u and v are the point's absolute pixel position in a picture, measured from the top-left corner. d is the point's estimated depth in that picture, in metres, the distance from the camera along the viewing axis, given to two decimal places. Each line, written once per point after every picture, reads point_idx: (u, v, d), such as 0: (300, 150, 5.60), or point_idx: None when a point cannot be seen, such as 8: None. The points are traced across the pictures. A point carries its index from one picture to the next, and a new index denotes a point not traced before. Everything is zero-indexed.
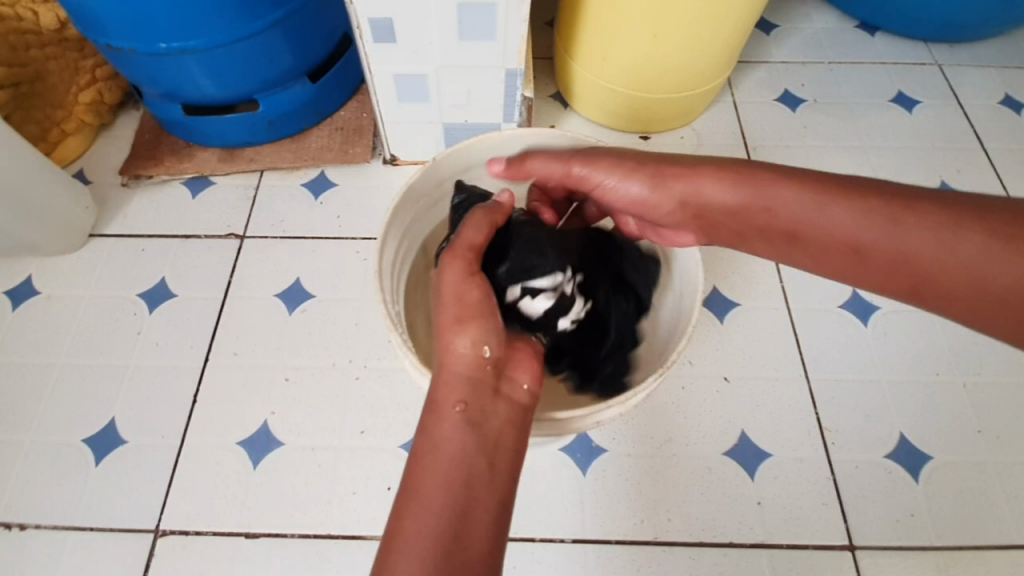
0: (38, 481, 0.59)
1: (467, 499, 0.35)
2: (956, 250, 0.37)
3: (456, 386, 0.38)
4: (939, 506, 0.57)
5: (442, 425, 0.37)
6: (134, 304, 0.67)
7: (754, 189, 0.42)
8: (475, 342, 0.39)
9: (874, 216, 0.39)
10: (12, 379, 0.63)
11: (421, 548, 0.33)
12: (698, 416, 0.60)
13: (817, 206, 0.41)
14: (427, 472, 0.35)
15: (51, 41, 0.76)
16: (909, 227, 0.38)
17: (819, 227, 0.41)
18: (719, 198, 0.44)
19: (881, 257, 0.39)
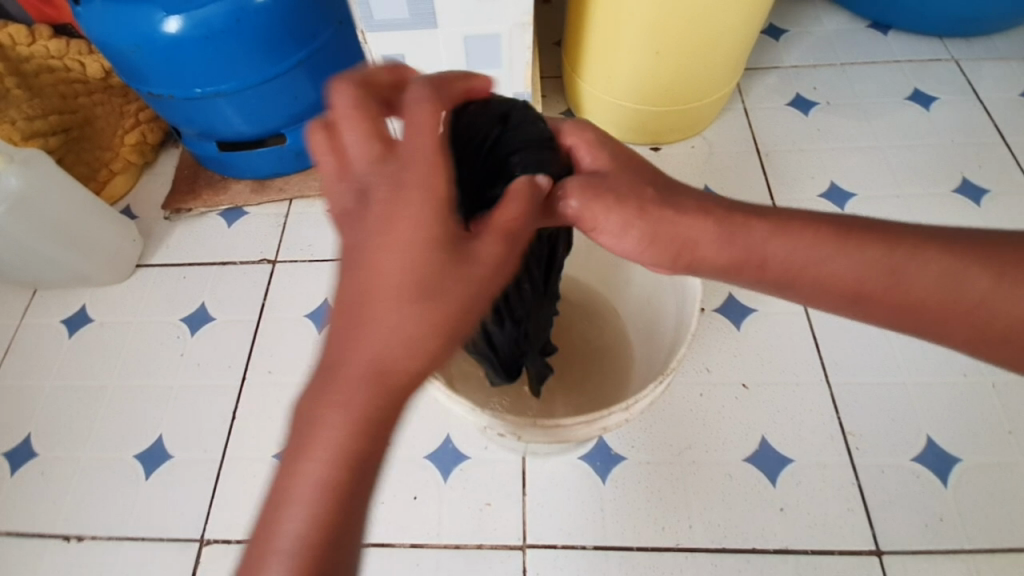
0: (96, 494, 0.64)
1: (349, 519, 0.28)
2: (863, 270, 0.35)
3: (370, 361, 0.28)
4: (970, 511, 0.56)
5: (333, 410, 0.28)
6: (178, 327, 0.72)
7: (729, 234, 0.36)
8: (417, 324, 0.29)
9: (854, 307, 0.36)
10: (71, 401, 0.69)
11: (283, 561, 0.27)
12: (717, 421, 0.60)
13: (811, 251, 0.36)
14: (306, 464, 0.28)
15: (97, 88, 0.84)
16: (849, 258, 0.35)
17: (818, 272, 0.36)
18: (708, 248, 0.36)
19: (877, 287, 0.35)
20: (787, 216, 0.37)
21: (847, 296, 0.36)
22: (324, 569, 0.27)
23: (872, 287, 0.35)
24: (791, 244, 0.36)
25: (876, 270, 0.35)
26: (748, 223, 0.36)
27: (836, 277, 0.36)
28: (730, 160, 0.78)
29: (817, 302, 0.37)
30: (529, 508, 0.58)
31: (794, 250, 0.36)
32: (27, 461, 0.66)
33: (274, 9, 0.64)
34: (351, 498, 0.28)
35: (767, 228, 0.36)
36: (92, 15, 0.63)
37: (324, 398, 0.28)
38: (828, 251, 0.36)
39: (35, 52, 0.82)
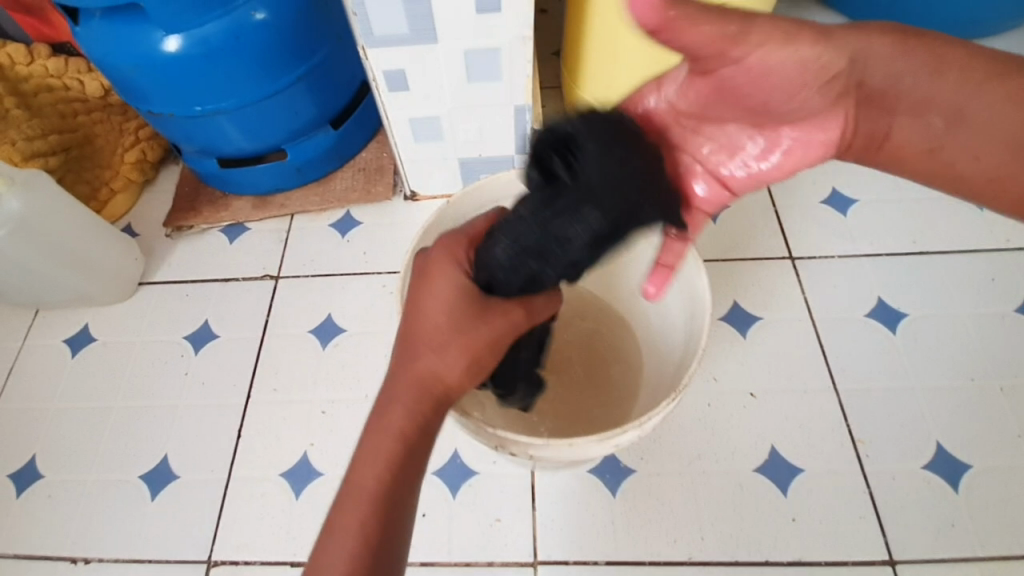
0: (102, 517, 0.63)
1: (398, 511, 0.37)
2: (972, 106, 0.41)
3: (422, 386, 0.39)
4: (984, 517, 0.56)
5: (391, 417, 0.38)
6: (181, 346, 0.72)
7: (929, 57, 0.41)
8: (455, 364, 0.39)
9: (928, 85, 0.42)
10: (75, 422, 0.69)
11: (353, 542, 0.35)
12: (725, 431, 0.60)
13: (926, 100, 0.42)
14: (367, 463, 0.37)
15: (97, 106, 0.84)
16: (950, 84, 0.41)
17: (913, 89, 0.42)
18: (813, 103, 0.44)
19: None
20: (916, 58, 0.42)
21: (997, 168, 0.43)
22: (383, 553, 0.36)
23: (1002, 158, 0.42)
24: (993, 84, 0.41)
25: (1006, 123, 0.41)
26: (861, 86, 0.43)
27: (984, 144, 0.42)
28: None
29: (911, 118, 0.44)
30: (539, 524, 0.57)
31: (932, 92, 0.42)
32: (32, 484, 0.66)
33: (273, 26, 0.64)
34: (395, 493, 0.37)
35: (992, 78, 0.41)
36: (91, 36, 0.63)
37: (392, 418, 0.38)
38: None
39: (34, 71, 0.82)
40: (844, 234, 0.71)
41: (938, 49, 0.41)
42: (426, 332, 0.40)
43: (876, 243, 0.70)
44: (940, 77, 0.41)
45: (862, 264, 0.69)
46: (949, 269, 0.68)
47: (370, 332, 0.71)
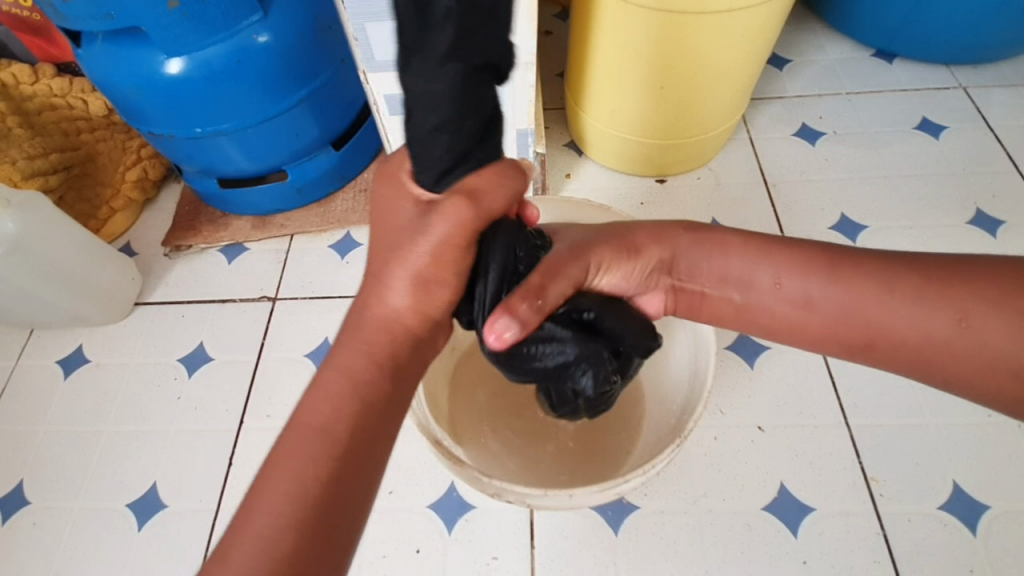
0: (86, 548, 0.61)
1: (360, 452, 0.35)
2: (879, 308, 0.41)
3: (377, 327, 0.38)
4: (1004, 562, 0.53)
5: (343, 357, 0.37)
6: (175, 368, 0.71)
7: (824, 282, 0.43)
8: (408, 296, 0.38)
9: (778, 265, 0.45)
10: (64, 447, 0.67)
11: (295, 496, 0.33)
12: (733, 468, 0.58)
13: (783, 272, 0.45)
14: (317, 404, 0.36)
15: (100, 124, 0.84)
16: (860, 295, 0.42)
17: (873, 320, 0.41)
18: (785, 299, 0.45)
19: (858, 329, 0.42)
20: (777, 262, 0.45)
21: (923, 349, 0.40)
22: (325, 509, 0.34)
23: (990, 338, 0.38)
24: (830, 274, 0.43)
25: (819, 292, 0.43)
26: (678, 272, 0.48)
27: (945, 337, 0.39)
28: (738, 193, 0.78)
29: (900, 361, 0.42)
30: (537, 563, 0.55)
31: (813, 298, 0.44)
32: (17, 511, 0.64)
33: (275, 49, 0.64)
34: (316, 544, 0.33)
35: (827, 286, 0.43)
36: (93, 57, 0.63)
37: (345, 357, 0.37)
38: (931, 306, 0.40)
39: (38, 91, 0.82)
40: None
41: (777, 272, 0.45)
42: (373, 270, 0.40)
43: None
44: (778, 253, 0.45)
45: None
46: None
47: None
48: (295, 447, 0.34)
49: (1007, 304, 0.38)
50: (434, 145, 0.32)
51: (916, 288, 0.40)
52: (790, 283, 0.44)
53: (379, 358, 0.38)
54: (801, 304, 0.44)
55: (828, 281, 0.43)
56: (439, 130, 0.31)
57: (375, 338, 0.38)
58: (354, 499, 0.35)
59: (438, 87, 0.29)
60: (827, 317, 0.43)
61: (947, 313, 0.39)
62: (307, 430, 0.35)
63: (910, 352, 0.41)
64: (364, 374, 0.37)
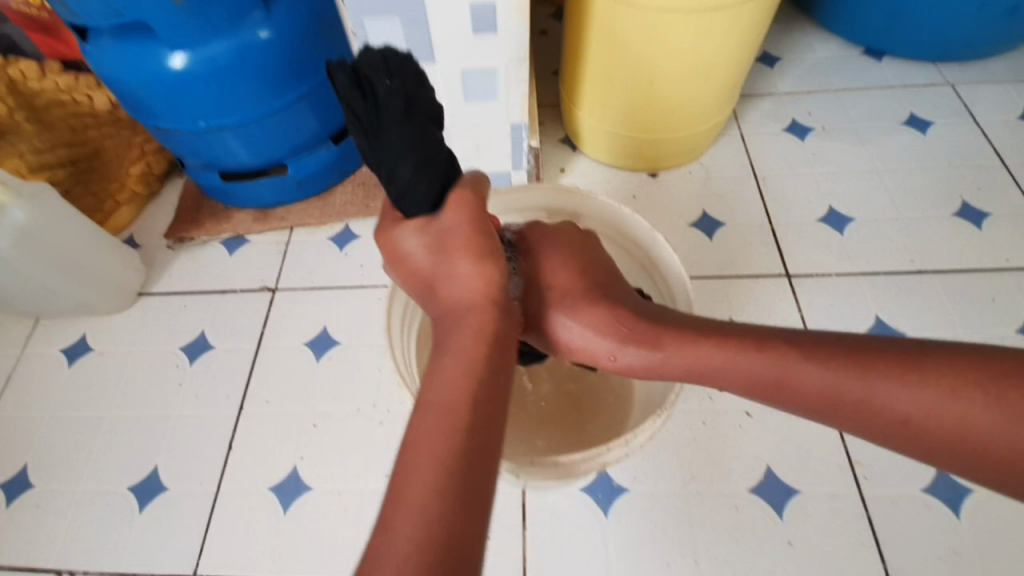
0: (88, 530, 0.63)
1: (490, 424, 0.32)
2: (820, 378, 0.37)
3: (478, 308, 0.37)
4: (985, 543, 0.54)
5: (453, 341, 0.36)
6: (176, 357, 0.72)
7: (766, 357, 0.39)
8: (481, 277, 0.38)
9: (744, 352, 0.40)
10: (68, 432, 0.68)
11: (432, 478, 0.29)
12: (721, 451, 0.59)
13: (735, 359, 0.40)
14: (437, 384, 0.33)
15: (106, 120, 0.86)
16: (813, 366, 0.38)
17: (821, 391, 0.37)
18: (746, 369, 0.40)
19: (847, 409, 0.37)
20: (720, 337, 0.41)
21: (908, 436, 0.35)
22: (465, 488, 0.30)
23: (950, 411, 0.34)
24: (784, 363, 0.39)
25: (777, 378, 0.39)
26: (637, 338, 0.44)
27: (900, 410, 0.35)
28: (729, 186, 0.79)
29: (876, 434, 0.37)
30: (529, 543, 0.56)
31: (757, 373, 0.40)
32: (22, 494, 0.65)
33: (276, 46, 0.66)
34: (469, 513, 0.29)
35: (763, 356, 0.40)
36: (100, 53, 0.65)
37: (459, 338, 0.36)
38: (876, 381, 0.36)
39: (45, 86, 0.83)
40: (840, 253, 0.73)
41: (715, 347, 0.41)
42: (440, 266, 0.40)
43: (873, 262, 0.72)
44: (740, 341, 0.41)
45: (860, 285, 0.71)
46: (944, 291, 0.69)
47: (364, 345, 0.71)
48: (424, 429, 0.31)
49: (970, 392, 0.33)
50: (415, 188, 0.39)
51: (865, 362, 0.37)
52: (757, 367, 0.40)
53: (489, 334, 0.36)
54: (753, 374, 0.40)
55: (765, 353, 0.40)
56: (412, 172, 0.38)
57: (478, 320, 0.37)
58: (491, 477, 0.31)
59: (406, 139, 0.36)
60: (777, 390, 0.39)
61: (920, 405, 0.34)
62: (433, 411, 0.32)
63: (904, 433, 0.36)
64: (479, 350, 0.35)
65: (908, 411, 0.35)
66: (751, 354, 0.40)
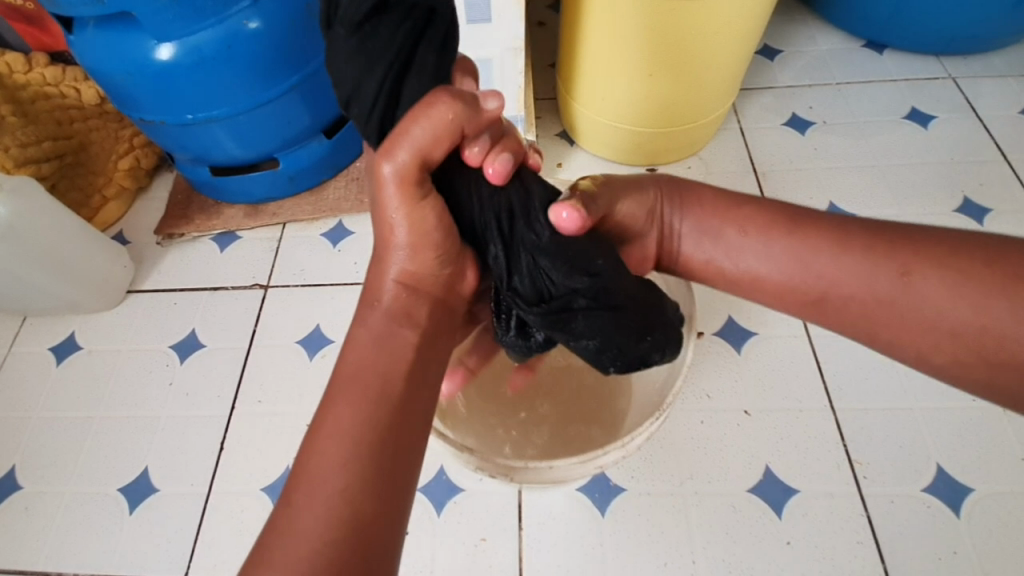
0: (77, 531, 0.62)
1: (395, 406, 0.40)
2: (826, 267, 0.45)
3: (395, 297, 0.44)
4: (985, 543, 0.54)
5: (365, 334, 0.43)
6: (167, 355, 0.71)
7: (777, 245, 0.47)
8: (411, 258, 0.44)
9: (760, 223, 0.48)
10: (57, 432, 0.67)
11: (341, 450, 0.37)
12: (719, 451, 0.58)
13: (804, 255, 0.46)
14: (349, 374, 0.41)
15: (93, 114, 0.84)
16: (824, 261, 0.45)
17: (841, 286, 0.44)
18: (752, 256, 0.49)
19: (814, 282, 0.46)
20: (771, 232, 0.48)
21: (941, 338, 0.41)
22: (371, 457, 0.37)
23: (964, 314, 0.40)
24: (798, 232, 0.47)
25: (824, 275, 0.45)
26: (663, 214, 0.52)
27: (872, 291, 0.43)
28: (728, 181, 0.78)
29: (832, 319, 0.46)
30: (525, 544, 0.56)
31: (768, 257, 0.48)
32: (9, 495, 0.64)
33: (265, 36, 0.64)
34: (376, 478, 0.37)
35: (762, 241, 0.48)
36: (84, 43, 0.63)
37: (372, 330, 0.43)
38: (882, 269, 0.43)
39: (32, 79, 0.82)
40: None
41: (893, 250, 0.43)
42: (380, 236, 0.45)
43: None
44: (745, 216, 0.49)
45: None
46: None
47: None
48: (337, 415, 0.38)
49: (975, 276, 0.40)
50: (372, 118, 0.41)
51: (888, 252, 0.43)
52: (764, 242, 0.48)
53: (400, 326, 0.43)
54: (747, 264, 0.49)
55: (804, 242, 0.46)
56: (365, 80, 0.40)
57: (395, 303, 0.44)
58: (400, 449, 0.38)
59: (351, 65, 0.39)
60: (766, 276, 0.48)
61: (951, 312, 0.40)
62: (343, 399, 0.39)
63: (862, 321, 0.44)
64: (386, 344, 0.42)
65: (887, 297, 0.43)
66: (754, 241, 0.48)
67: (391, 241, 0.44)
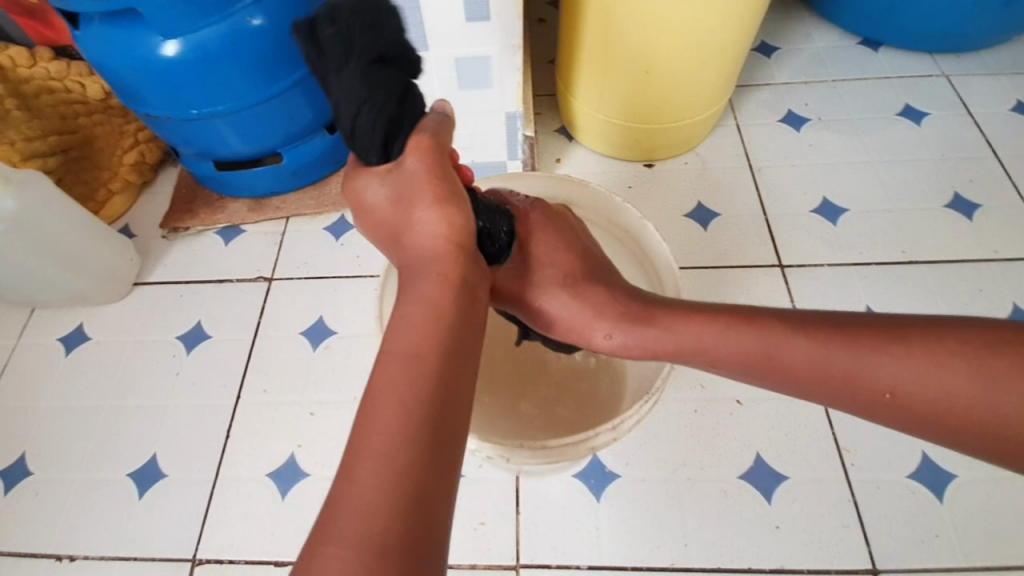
0: (88, 516, 0.64)
1: (451, 373, 0.32)
2: (795, 357, 0.39)
3: (439, 248, 0.36)
4: (966, 527, 0.55)
5: (419, 282, 0.35)
6: (173, 346, 0.73)
7: (732, 336, 0.41)
8: (443, 221, 0.37)
9: (710, 329, 0.42)
10: (66, 420, 0.69)
11: (393, 424, 0.30)
12: (712, 438, 0.60)
13: (767, 343, 0.40)
14: (401, 328, 0.33)
15: (97, 108, 0.85)
16: (787, 349, 0.39)
17: (825, 376, 0.38)
18: (716, 346, 0.41)
19: (789, 383, 0.40)
20: (717, 320, 0.42)
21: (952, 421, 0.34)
22: (427, 435, 0.30)
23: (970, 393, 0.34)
24: (760, 335, 0.40)
25: (798, 363, 0.39)
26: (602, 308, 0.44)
27: (861, 377, 0.37)
28: (724, 177, 0.80)
29: (828, 404, 0.39)
30: (522, 528, 0.57)
31: (731, 350, 0.41)
32: (21, 481, 0.66)
33: (269, 32, 0.65)
34: (431, 463, 0.30)
35: (722, 333, 0.41)
36: (90, 39, 0.64)
37: (429, 277, 0.35)
38: (866, 356, 0.37)
39: (36, 74, 0.83)
40: (832, 244, 0.74)
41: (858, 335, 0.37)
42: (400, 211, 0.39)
43: (865, 253, 0.73)
44: (701, 315, 0.43)
45: (851, 275, 0.71)
46: (933, 281, 0.70)
47: (361, 335, 0.71)
48: (388, 377, 0.31)
49: (946, 358, 0.35)
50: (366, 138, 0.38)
51: (860, 337, 0.37)
52: (725, 346, 0.41)
53: (453, 281, 0.35)
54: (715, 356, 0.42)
55: (762, 332, 0.40)
56: (366, 112, 0.36)
57: (431, 260, 0.36)
58: (449, 434, 0.31)
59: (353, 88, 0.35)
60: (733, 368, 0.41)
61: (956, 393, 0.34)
62: (392, 357, 0.32)
63: (857, 407, 0.38)
64: (445, 296, 0.35)
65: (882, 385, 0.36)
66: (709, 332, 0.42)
67: (421, 200, 0.37)
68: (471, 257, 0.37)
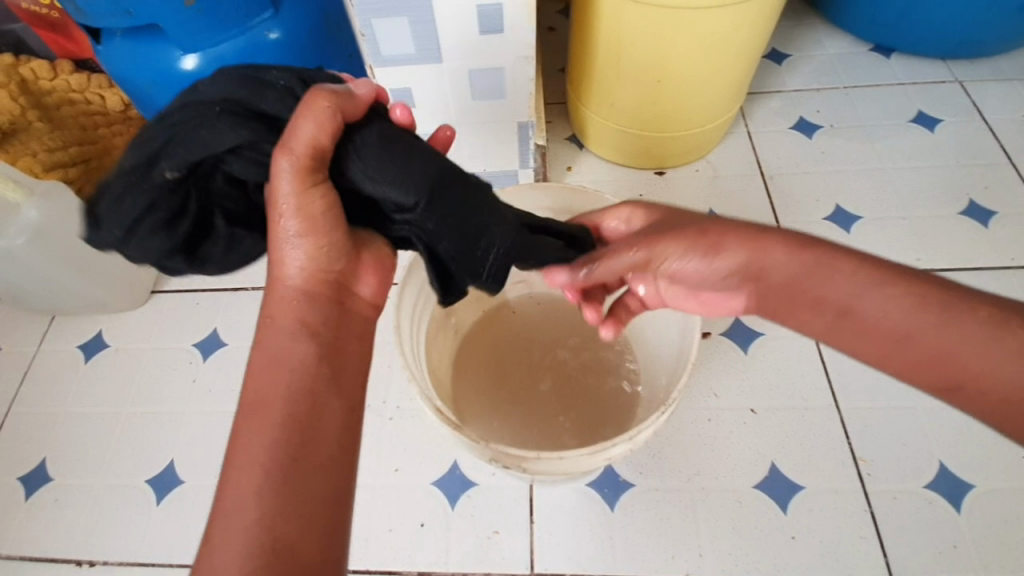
0: (107, 521, 0.64)
1: (316, 416, 0.38)
2: (961, 336, 0.34)
3: (283, 298, 0.40)
4: (985, 538, 0.55)
5: (274, 337, 0.40)
6: (190, 353, 0.73)
7: (906, 297, 0.35)
8: (305, 259, 0.40)
9: (880, 285, 0.36)
10: (85, 427, 0.70)
11: (258, 467, 0.36)
12: (727, 447, 0.60)
13: (939, 318, 0.35)
14: (258, 382, 0.38)
15: (117, 119, 0.87)
16: (958, 327, 0.34)
17: (987, 369, 0.34)
18: (883, 305, 0.36)
19: (941, 365, 0.35)
20: (888, 279, 0.36)
21: None
22: (281, 471, 0.36)
23: None
24: (937, 300, 0.35)
25: (964, 344, 0.34)
26: (758, 277, 0.39)
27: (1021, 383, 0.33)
28: (735, 185, 0.80)
29: (967, 402, 0.35)
30: (536, 537, 0.58)
31: (887, 311, 0.35)
32: (41, 487, 0.67)
33: (286, 45, 0.66)
34: (302, 493, 0.36)
35: (896, 291, 0.36)
36: (112, 53, 0.65)
37: (282, 329, 0.40)
38: None
39: (58, 86, 0.86)
40: None
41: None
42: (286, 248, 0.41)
43: None
44: (876, 268, 0.37)
45: None
46: None
47: None
48: (250, 431, 0.37)
49: None
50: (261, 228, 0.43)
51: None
52: (891, 308, 0.35)
53: (309, 328, 0.40)
54: (872, 314, 0.36)
55: (940, 303, 0.35)
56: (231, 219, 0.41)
57: (288, 303, 0.40)
58: (322, 463, 0.37)
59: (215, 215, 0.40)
60: (881, 334, 0.36)
61: None
62: (257, 413, 0.37)
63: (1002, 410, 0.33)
64: (292, 352, 0.39)
65: None
66: (876, 284, 0.36)
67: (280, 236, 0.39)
68: (328, 293, 0.41)
